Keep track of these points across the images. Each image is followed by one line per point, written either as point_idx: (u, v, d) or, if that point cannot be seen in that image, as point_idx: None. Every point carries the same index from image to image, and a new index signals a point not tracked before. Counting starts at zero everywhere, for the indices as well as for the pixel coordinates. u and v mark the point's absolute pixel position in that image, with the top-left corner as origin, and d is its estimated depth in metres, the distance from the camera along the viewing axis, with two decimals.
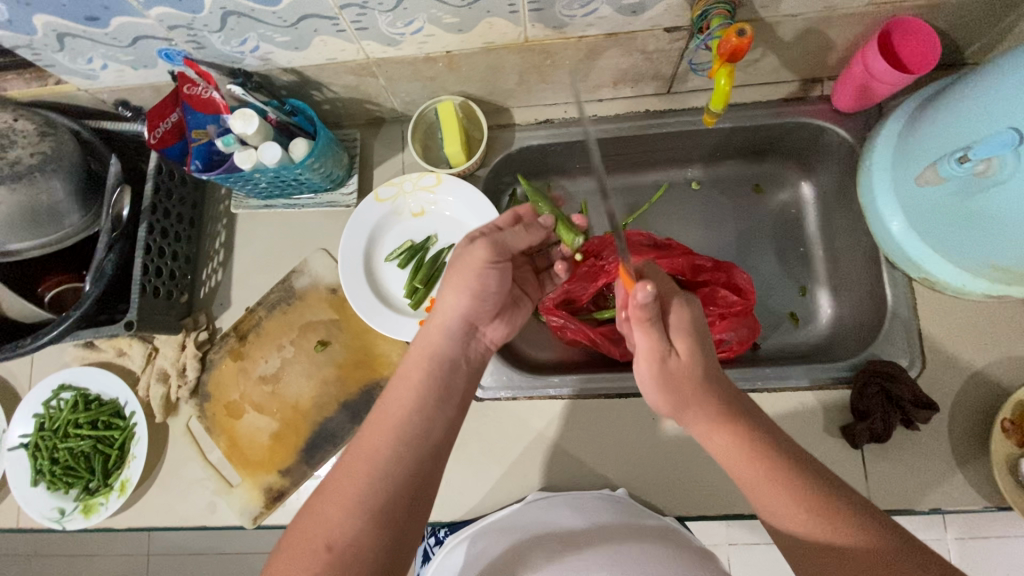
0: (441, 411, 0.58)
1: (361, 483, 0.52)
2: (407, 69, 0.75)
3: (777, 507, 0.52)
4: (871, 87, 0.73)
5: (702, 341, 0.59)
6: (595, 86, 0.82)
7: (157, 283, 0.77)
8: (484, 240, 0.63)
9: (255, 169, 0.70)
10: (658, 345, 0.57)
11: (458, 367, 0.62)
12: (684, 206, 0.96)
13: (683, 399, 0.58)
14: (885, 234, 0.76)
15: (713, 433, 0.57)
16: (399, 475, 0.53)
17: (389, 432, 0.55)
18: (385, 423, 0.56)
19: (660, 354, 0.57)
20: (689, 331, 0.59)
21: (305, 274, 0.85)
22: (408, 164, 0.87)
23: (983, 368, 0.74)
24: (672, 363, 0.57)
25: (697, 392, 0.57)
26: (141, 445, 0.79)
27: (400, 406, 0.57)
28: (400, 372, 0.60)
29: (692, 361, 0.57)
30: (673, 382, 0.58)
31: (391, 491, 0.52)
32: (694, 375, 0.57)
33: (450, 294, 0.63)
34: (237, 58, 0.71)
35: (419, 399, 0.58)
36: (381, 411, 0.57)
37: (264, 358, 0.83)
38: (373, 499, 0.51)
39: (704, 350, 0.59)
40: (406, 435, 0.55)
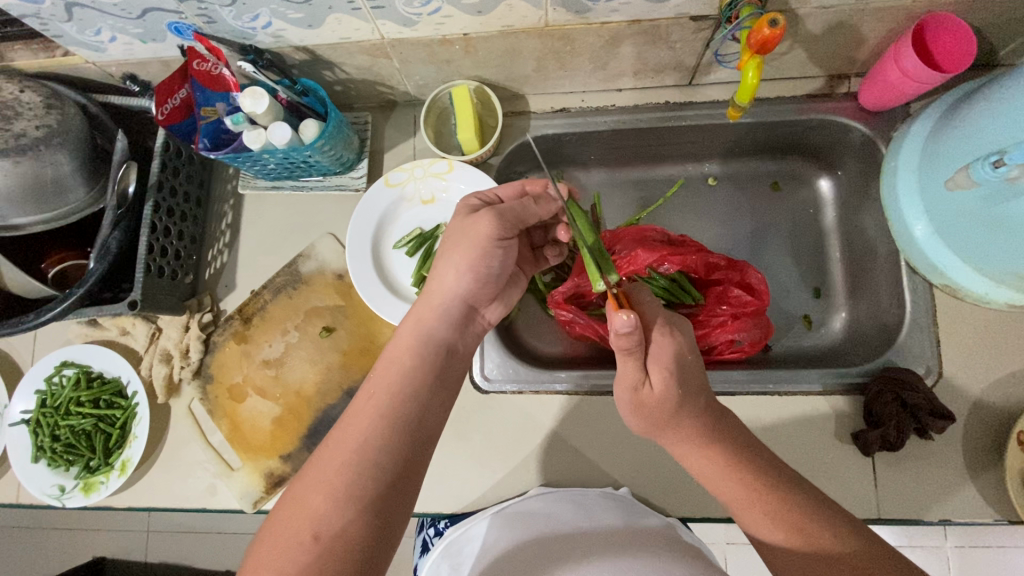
0: (432, 395, 0.56)
1: (348, 469, 0.50)
2: (423, 51, 0.73)
3: (755, 522, 0.53)
4: (902, 86, 0.71)
5: (680, 371, 0.57)
6: (615, 75, 0.80)
7: (162, 262, 0.76)
8: (489, 214, 0.61)
9: (264, 149, 0.69)
10: (631, 374, 0.57)
11: (455, 348, 0.60)
12: (699, 202, 0.94)
13: (656, 423, 0.58)
14: (907, 239, 0.74)
15: (689, 454, 0.58)
16: (389, 462, 0.51)
17: (376, 416, 0.53)
18: (377, 408, 0.53)
19: (633, 384, 0.57)
20: (669, 361, 0.57)
21: (312, 258, 0.84)
22: (420, 149, 0.85)
23: (1001, 378, 0.72)
24: (645, 393, 0.57)
25: (669, 420, 0.57)
26: (142, 426, 0.79)
27: (388, 390, 0.54)
28: (389, 354, 0.58)
29: (667, 394, 0.56)
30: (645, 410, 0.58)
31: (383, 480, 0.50)
32: (667, 406, 0.57)
33: (453, 275, 0.61)
34: (249, 34, 0.69)
35: (411, 383, 0.55)
36: (369, 395, 0.55)
37: (268, 342, 0.82)
38: (362, 489, 0.49)
39: (685, 383, 0.57)
40: (396, 422, 0.53)
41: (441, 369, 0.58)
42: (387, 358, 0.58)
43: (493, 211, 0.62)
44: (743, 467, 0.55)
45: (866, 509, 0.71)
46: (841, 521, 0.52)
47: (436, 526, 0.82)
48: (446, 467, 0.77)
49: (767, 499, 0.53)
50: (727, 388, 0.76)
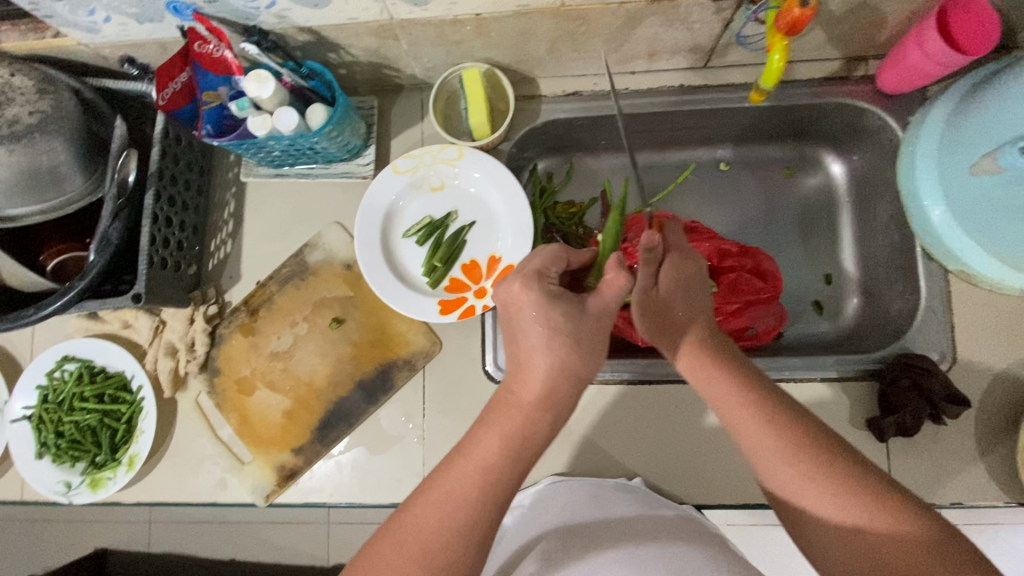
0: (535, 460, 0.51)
1: (439, 529, 0.47)
2: (433, 32, 0.70)
3: (791, 487, 0.50)
4: (922, 69, 0.70)
5: (688, 288, 0.61)
6: (630, 57, 0.77)
7: (164, 253, 0.74)
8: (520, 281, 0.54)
9: (269, 136, 0.67)
10: (643, 279, 0.60)
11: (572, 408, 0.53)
12: (711, 188, 0.93)
13: (663, 326, 0.60)
14: (924, 223, 0.73)
15: (715, 392, 0.56)
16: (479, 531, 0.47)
17: (477, 477, 0.48)
18: (478, 471, 0.48)
19: (643, 287, 0.60)
20: (681, 276, 0.61)
21: (319, 247, 0.81)
22: (428, 135, 0.83)
23: (1013, 365, 0.72)
24: (652, 297, 0.60)
25: (676, 322, 0.60)
26: (149, 420, 0.77)
27: (489, 450, 0.49)
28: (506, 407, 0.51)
29: (673, 299, 0.60)
30: (654, 313, 0.59)
31: (462, 548, 0.46)
32: (673, 309, 0.60)
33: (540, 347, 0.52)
34: (251, 14, 0.65)
35: (519, 447, 0.50)
36: (475, 454, 0.49)
37: (276, 334, 0.80)
38: (442, 552, 0.46)
39: (689, 297, 0.61)
40: (491, 485, 0.48)
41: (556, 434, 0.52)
42: (495, 414, 0.51)
43: (546, 252, 0.57)
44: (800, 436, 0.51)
45: None
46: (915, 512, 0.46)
47: None
48: None
49: (818, 469, 0.49)
50: None
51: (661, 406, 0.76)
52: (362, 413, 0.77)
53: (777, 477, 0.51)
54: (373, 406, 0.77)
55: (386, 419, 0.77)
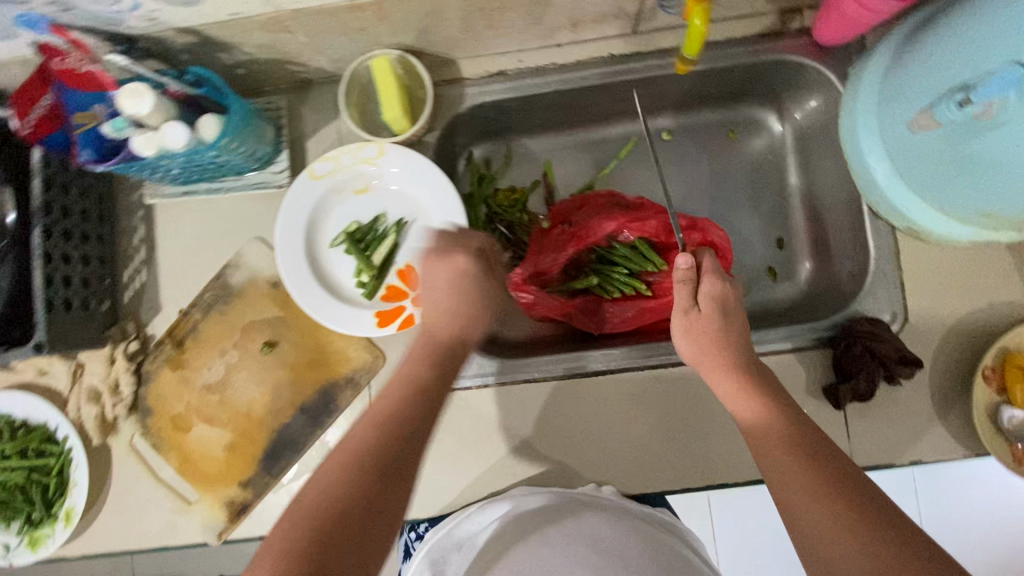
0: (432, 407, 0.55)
1: (332, 478, 0.47)
2: (330, 21, 0.63)
3: (776, 460, 0.50)
4: (856, 18, 0.66)
5: (727, 309, 0.62)
6: (552, 29, 0.72)
7: (66, 294, 0.68)
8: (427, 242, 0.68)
9: (159, 155, 0.60)
10: (682, 300, 0.63)
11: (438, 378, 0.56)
12: (655, 160, 0.88)
13: (700, 349, 0.61)
14: (870, 183, 0.71)
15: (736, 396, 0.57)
16: (382, 463, 0.48)
17: (376, 420, 0.51)
18: (378, 415, 0.52)
19: (683, 308, 0.63)
20: (717, 296, 0.62)
21: (242, 267, 0.76)
22: (345, 133, 0.76)
23: (964, 317, 0.71)
24: (692, 317, 0.62)
25: (717, 343, 0.60)
26: (81, 471, 0.72)
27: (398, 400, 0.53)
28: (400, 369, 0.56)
29: (712, 318, 0.61)
30: (695, 336, 0.61)
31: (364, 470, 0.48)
32: (711, 330, 0.61)
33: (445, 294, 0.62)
34: (117, 20, 0.58)
35: (422, 392, 0.54)
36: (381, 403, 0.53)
37: (207, 365, 0.75)
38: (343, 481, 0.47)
39: (730, 317, 0.61)
40: (395, 423, 0.51)
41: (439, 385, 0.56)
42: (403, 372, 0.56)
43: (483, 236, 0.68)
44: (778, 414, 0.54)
45: None
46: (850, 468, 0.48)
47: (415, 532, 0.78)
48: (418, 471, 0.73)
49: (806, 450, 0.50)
50: None
51: (618, 396, 0.74)
52: (310, 438, 0.73)
53: (755, 440, 0.54)
54: (320, 429, 0.73)
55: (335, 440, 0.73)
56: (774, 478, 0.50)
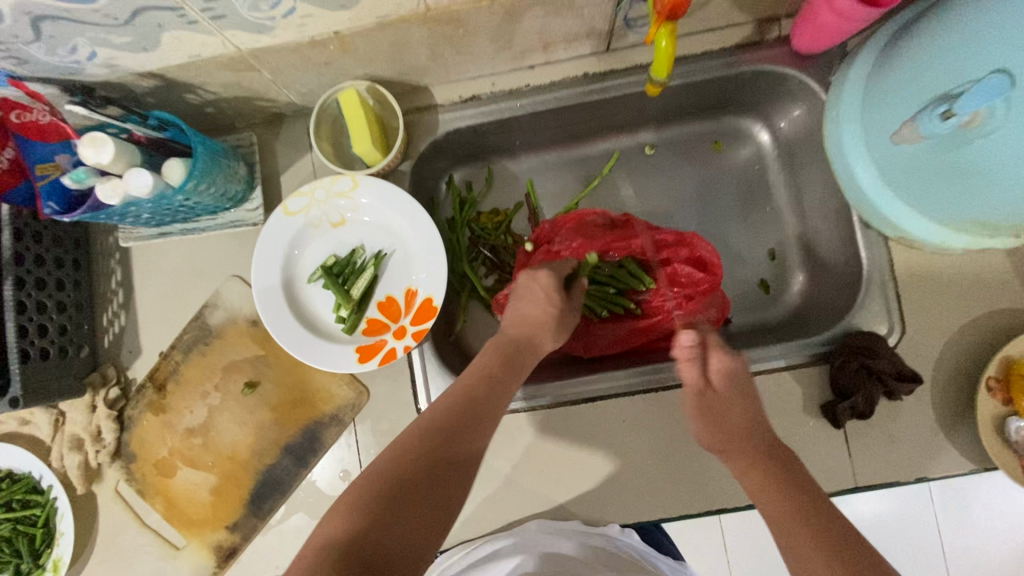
0: (490, 420, 0.56)
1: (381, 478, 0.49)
2: (294, 57, 0.62)
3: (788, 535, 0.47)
4: (833, 26, 0.64)
5: (742, 385, 0.61)
6: (523, 52, 0.70)
7: (42, 343, 0.67)
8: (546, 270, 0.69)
9: (126, 203, 0.59)
10: (692, 378, 0.63)
11: (481, 399, 0.56)
12: (639, 175, 0.87)
13: (722, 431, 0.59)
14: (858, 194, 0.69)
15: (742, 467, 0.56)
16: (422, 476, 0.49)
17: (417, 440, 0.52)
18: (432, 429, 0.53)
19: (696, 388, 0.62)
20: (733, 372, 0.62)
21: (220, 307, 0.74)
22: (319, 166, 0.75)
23: (964, 327, 0.69)
24: (709, 396, 0.61)
25: (739, 425, 0.58)
26: (66, 521, 0.71)
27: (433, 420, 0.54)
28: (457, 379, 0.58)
29: (731, 399, 0.60)
30: (712, 414, 0.60)
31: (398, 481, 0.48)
32: (728, 407, 0.60)
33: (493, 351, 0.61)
34: (75, 69, 0.57)
35: (465, 403, 0.55)
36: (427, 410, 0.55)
37: (189, 408, 0.73)
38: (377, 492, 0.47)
39: (748, 396, 0.60)
40: (428, 443, 0.52)
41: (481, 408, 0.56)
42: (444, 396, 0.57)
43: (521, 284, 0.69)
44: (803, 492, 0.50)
45: (842, 480, 0.68)
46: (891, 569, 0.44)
47: None
48: None
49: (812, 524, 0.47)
50: None
51: (610, 424, 0.71)
52: (295, 478, 0.72)
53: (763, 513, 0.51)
54: (305, 469, 0.71)
55: (321, 480, 0.71)
56: (803, 571, 0.45)
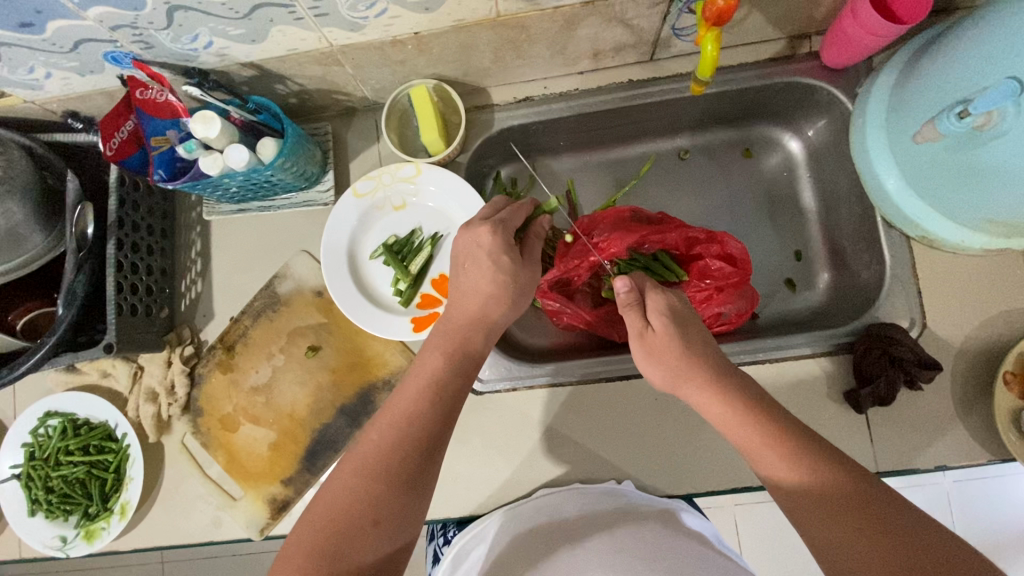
0: (448, 425, 0.59)
1: (349, 498, 0.53)
2: (375, 54, 0.71)
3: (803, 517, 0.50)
4: (860, 42, 0.70)
5: (676, 317, 0.62)
6: (575, 58, 0.78)
7: (133, 300, 0.74)
8: (488, 227, 0.66)
9: (223, 174, 0.67)
10: (634, 323, 0.63)
11: (439, 393, 0.59)
12: (674, 178, 0.93)
13: (672, 368, 0.60)
14: (881, 195, 0.74)
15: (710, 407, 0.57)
16: (383, 476, 0.54)
17: (382, 440, 0.56)
18: (390, 430, 0.57)
19: (638, 331, 0.63)
20: (668, 313, 0.63)
21: (288, 278, 0.82)
22: (385, 155, 0.83)
23: (983, 324, 0.73)
24: (650, 337, 0.62)
25: (683, 361, 0.59)
26: (137, 467, 0.77)
27: (394, 420, 0.57)
28: (412, 378, 0.60)
29: (667, 336, 0.60)
30: (657, 354, 0.61)
31: (358, 484, 0.54)
32: (671, 345, 0.60)
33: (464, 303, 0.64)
34: (191, 55, 0.66)
35: (423, 399, 0.59)
36: (388, 418, 0.58)
37: (255, 369, 0.80)
38: (347, 497, 0.53)
39: (684, 329, 0.61)
40: (389, 445, 0.56)
41: (439, 398, 0.59)
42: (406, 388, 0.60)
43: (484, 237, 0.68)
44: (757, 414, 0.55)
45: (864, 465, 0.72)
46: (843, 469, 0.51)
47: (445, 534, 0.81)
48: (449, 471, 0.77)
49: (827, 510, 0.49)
50: None
51: (641, 399, 0.77)
52: (348, 438, 0.77)
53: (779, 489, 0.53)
54: (358, 430, 0.77)
55: None
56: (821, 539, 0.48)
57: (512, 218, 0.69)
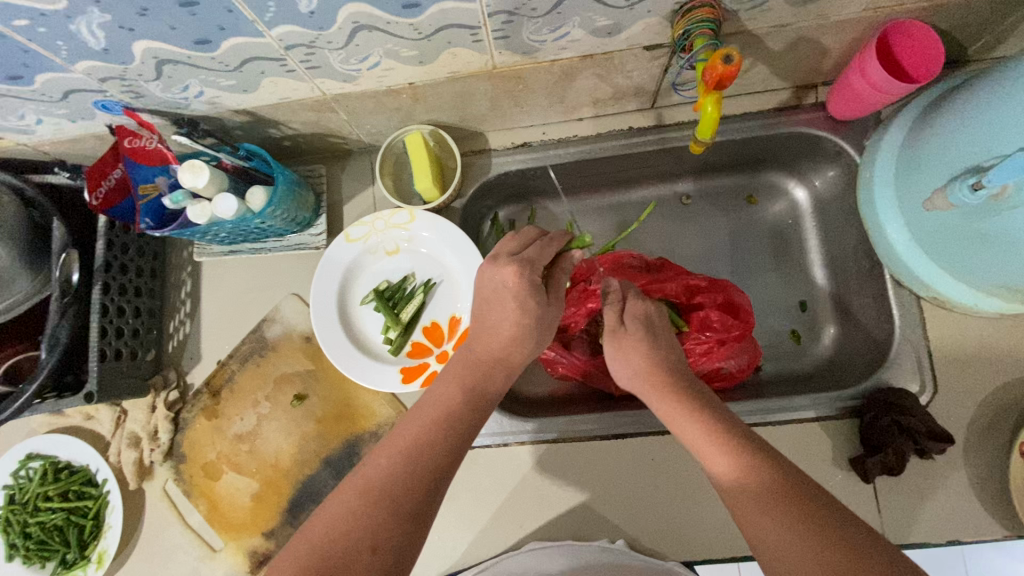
0: (459, 460, 0.55)
1: (350, 521, 0.48)
2: (370, 102, 0.69)
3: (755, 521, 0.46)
4: (868, 99, 0.68)
5: (653, 329, 0.68)
6: (574, 106, 0.76)
7: (118, 345, 0.73)
8: (514, 268, 0.63)
9: (211, 223, 0.66)
10: (610, 318, 0.70)
11: (462, 422, 0.56)
12: (675, 222, 0.91)
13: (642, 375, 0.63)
14: (890, 254, 0.72)
15: (663, 407, 0.60)
16: (399, 503, 0.49)
17: (397, 463, 0.52)
18: (409, 449, 0.53)
19: (611, 327, 0.69)
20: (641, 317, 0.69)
21: (277, 322, 0.80)
22: (379, 199, 0.82)
23: (996, 391, 0.70)
24: (620, 334, 0.68)
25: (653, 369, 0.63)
26: (116, 515, 0.75)
27: (413, 441, 0.54)
28: (424, 406, 0.57)
29: (638, 336, 0.66)
30: (626, 354, 0.66)
31: (373, 507, 0.48)
32: (641, 349, 0.65)
33: (502, 324, 0.63)
34: (182, 104, 0.65)
35: (444, 426, 0.55)
36: (397, 444, 0.54)
37: (240, 415, 0.78)
38: (354, 517, 0.48)
39: (655, 337, 0.67)
40: (408, 469, 0.51)
41: (460, 427, 0.56)
42: (424, 410, 0.57)
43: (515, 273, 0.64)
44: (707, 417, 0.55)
45: None
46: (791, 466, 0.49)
47: None
48: (436, 529, 0.74)
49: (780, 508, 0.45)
50: None
51: (636, 458, 0.74)
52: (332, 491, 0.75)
53: (734, 500, 0.49)
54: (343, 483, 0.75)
55: None
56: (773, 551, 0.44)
57: (540, 255, 0.66)
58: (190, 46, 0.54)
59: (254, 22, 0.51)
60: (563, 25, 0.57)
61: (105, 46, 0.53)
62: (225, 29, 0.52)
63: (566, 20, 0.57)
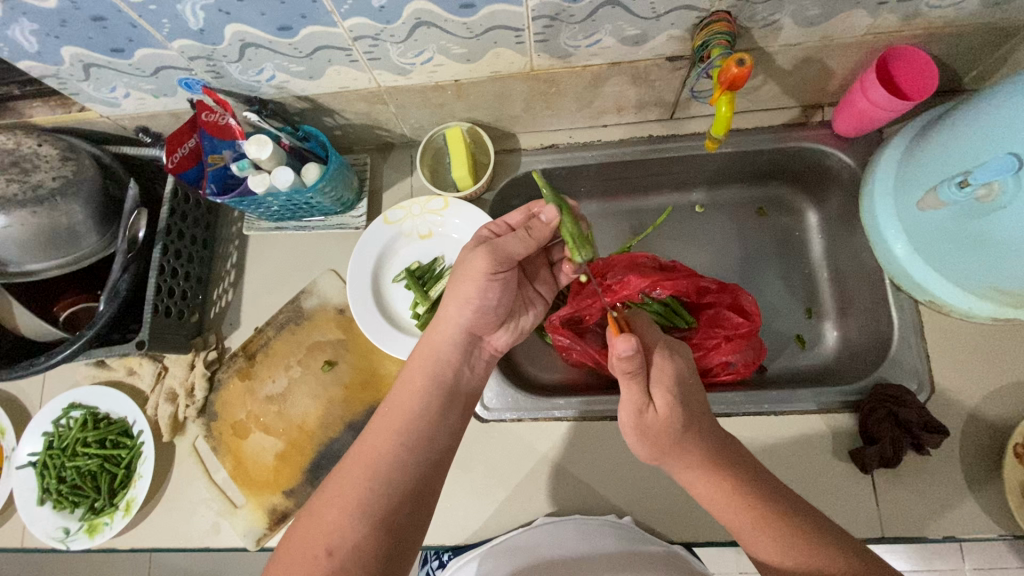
0: (430, 457, 0.60)
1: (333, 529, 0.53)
2: (417, 97, 0.78)
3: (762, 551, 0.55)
4: (870, 117, 0.75)
5: (684, 394, 0.61)
6: (600, 112, 0.84)
7: (169, 303, 0.79)
8: (485, 252, 0.66)
9: (268, 192, 0.72)
10: (637, 398, 0.60)
11: (430, 418, 0.62)
12: (687, 229, 0.97)
13: (662, 447, 0.60)
14: (888, 258, 0.77)
15: (694, 478, 0.60)
16: (375, 511, 0.55)
17: (367, 475, 0.56)
18: (378, 454, 0.58)
19: (638, 407, 0.60)
20: (672, 385, 0.61)
21: (314, 294, 0.86)
22: (416, 188, 0.89)
23: (991, 393, 0.73)
24: (650, 417, 0.60)
25: (675, 442, 0.59)
26: (147, 465, 0.80)
27: (384, 447, 0.59)
28: (396, 408, 0.62)
29: (671, 416, 0.59)
30: (651, 434, 0.60)
31: (357, 516, 0.54)
32: (672, 429, 0.59)
33: (458, 307, 0.67)
34: (254, 86, 0.74)
35: (409, 429, 0.60)
36: (362, 455, 0.58)
37: (272, 378, 0.83)
38: (344, 529, 0.53)
39: (688, 408, 0.60)
40: (381, 478, 0.56)
41: (427, 427, 0.61)
42: (388, 414, 0.62)
43: (487, 252, 0.66)
44: (747, 496, 0.57)
45: (868, 528, 0.71)
46: (847, 551, 0.53)
47: (439, 557, 0.81)
48: (448, 497, 0.78)
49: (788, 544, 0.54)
50: (723, 410, 0.77)
51: None
52: None
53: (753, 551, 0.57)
54: None
55: None
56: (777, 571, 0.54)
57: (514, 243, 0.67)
58: (273, 32, 0.63)
59: (331, 12, 0.60)
60: (597, 32, 0.65)
61: (202, 27, 0.61)
62: (306, 18, 0.60)
63: (599, 28, 0.65)
